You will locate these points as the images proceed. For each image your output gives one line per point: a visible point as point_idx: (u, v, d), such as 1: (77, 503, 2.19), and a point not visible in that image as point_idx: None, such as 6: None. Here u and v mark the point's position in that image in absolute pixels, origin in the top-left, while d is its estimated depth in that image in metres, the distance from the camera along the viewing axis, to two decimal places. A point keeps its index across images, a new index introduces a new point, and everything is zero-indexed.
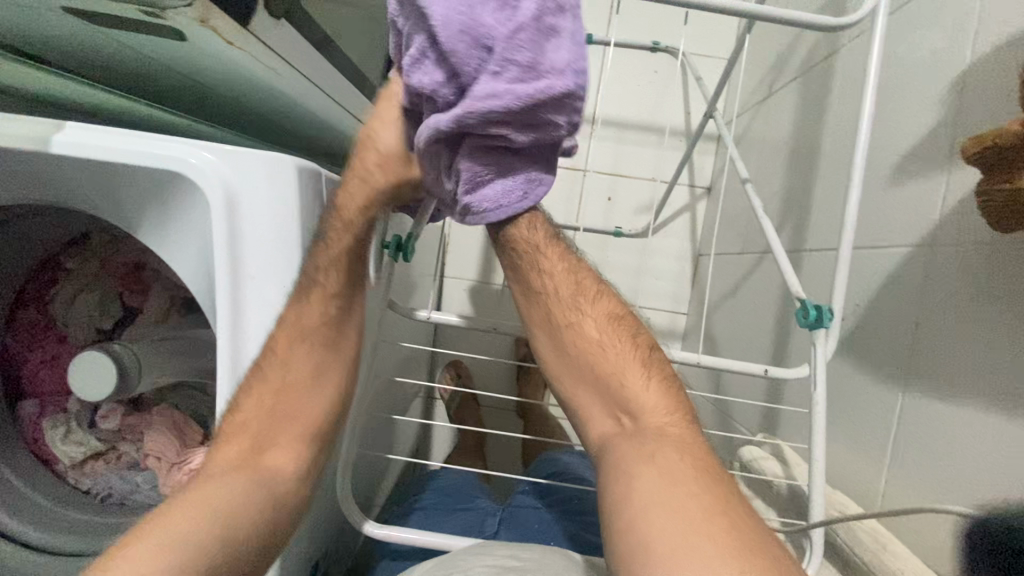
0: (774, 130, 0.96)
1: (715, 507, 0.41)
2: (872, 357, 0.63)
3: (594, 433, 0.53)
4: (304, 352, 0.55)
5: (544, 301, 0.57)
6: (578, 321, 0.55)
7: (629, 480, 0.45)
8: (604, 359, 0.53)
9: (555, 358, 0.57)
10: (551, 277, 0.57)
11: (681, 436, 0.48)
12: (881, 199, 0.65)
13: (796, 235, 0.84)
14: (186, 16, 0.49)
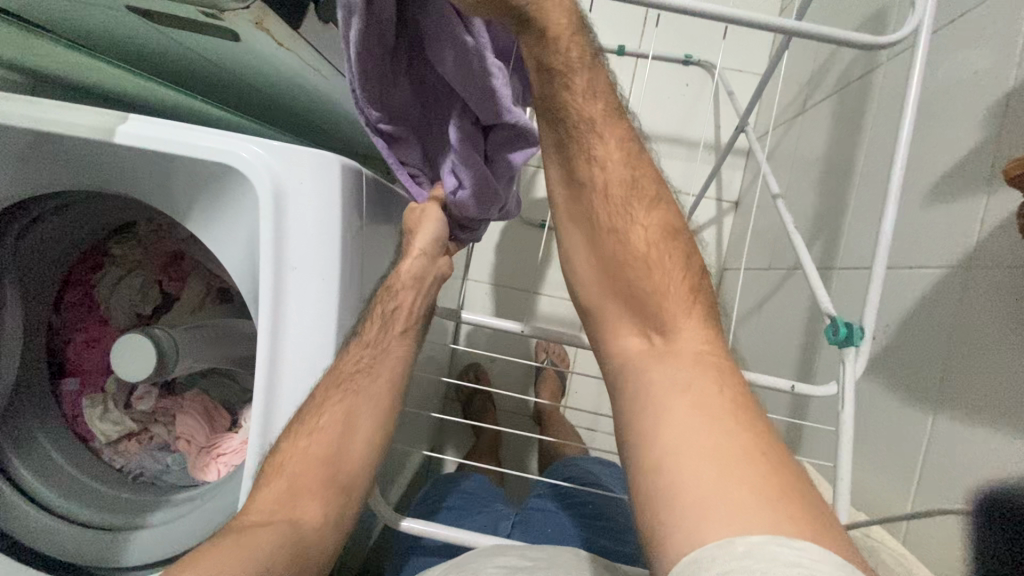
0: (807, 147, 0.96)
1: (753, 448, 0.39)
2: (903, 378, 0.62)
3: (619, 343, 0.53)
4: (339, 397, 0.53)
5: (592, 199, 0.55)
6: (626, 229, 0.54)
7: (661, 405, 0.44)
8: (646, 278, 0.52)
9: (596, 269, 0.55)
10: (605, 168, 0.53)
11: (719, 365, 0.46)
12: (917, 219, 0.64)
13: (827, 253, 0.83)
14: (243, 17, 0.52)
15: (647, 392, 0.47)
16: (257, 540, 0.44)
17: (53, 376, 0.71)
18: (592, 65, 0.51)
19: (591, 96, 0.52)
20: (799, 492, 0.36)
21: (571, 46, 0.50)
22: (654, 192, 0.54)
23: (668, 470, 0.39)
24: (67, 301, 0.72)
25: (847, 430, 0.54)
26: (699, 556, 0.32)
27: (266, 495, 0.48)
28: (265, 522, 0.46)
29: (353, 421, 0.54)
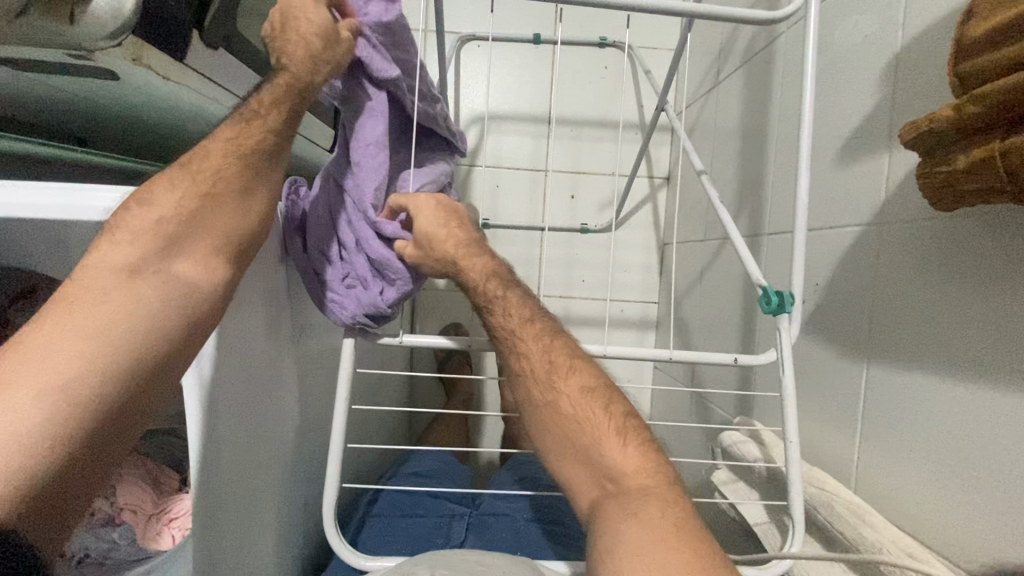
0: (724, 116, 0.98)
1: (695, 564, 0.43)
2: (836, 334, 0.65)
3: (581, 502, 0.52)
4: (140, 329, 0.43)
5: (524, 383, 0.56)
6: (560, 396, 0.53)
7: (616, 538, 0.46)
8: (580, 430, 0.52)
9: (538, 434, 0.55)
10: (528, 359, 0.55)
11: (662, 495, 0.48)
12: (829, 180, 0.67)
13: (753, 220, 0.85)
14: (117, 56, 0.48)
15: (605, 532, 0.47)
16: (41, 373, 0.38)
17: None
18: (507, 290, 0.57)
19: (501, 299, 0.56)
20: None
21: (467, 261, 0.57)
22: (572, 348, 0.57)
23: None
24: None
25: (789, 393, 0.56)
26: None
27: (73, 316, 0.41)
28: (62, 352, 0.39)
29: (129, 337, 0.42)
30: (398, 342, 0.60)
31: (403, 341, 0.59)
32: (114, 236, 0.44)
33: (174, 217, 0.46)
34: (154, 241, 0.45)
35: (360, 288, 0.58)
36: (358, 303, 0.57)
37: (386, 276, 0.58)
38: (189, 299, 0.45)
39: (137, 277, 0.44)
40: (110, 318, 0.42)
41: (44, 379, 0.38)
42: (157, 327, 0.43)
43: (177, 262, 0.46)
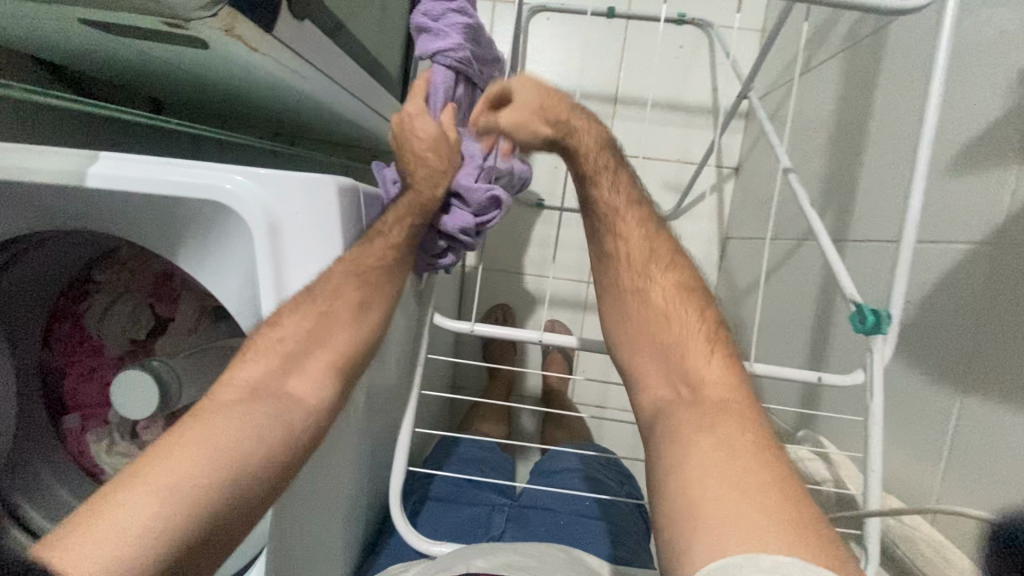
0: (814, 107, 0.91)
1: (770, 482, 0.40)
2: (929, 358, 0.60)
3: (650, 399, 0.54)
4: (263, 422, 0.47)
5: (617, 265, 0.61)
6: (653, 288, 0.57)
7: (686, 445, 0.45)
8: (669, 329, 0.55)
9: (625, 328, 0.59)
10: (625, 241, 0.60)
11: (742, 411, 0.47)
12: (942, 191, 0.61)
13: (838, 223, 0.80)
14: (211, 26, 0.47)
15: (672, 431, 0.48)
16: (181, 464, 0.42)
17: (55, 411, 0.69)
18: (615, 165, 0.60)
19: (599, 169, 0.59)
20: (806, 532, 0.36)
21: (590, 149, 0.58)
22: (671, 256, 0.59)
23: (694, 497, 0.41)
24: (57, 336, 0.69)
25: (877, 420, 0.53)
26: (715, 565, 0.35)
27: (225, 397, 0.48)
28: (200, 445, 0.44)
29: (253, 440, 0.46)
30: (470, 328, 0.59)
31: (475, 328, 0.59)
32: (244, 356, 0.50)
33: (296, 337, 0.51)
34: (277, 358, 0.50)
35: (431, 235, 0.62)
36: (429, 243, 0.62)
37: (448, 221, 0.61)
38: (293, 414, 0.49)
39: (260, 394, 0.49)
40: (230, 427, 0.45)
41: (165, 474, 0.41)
42: (267, 441, 0.47)
43: (290, 380, 0.51)
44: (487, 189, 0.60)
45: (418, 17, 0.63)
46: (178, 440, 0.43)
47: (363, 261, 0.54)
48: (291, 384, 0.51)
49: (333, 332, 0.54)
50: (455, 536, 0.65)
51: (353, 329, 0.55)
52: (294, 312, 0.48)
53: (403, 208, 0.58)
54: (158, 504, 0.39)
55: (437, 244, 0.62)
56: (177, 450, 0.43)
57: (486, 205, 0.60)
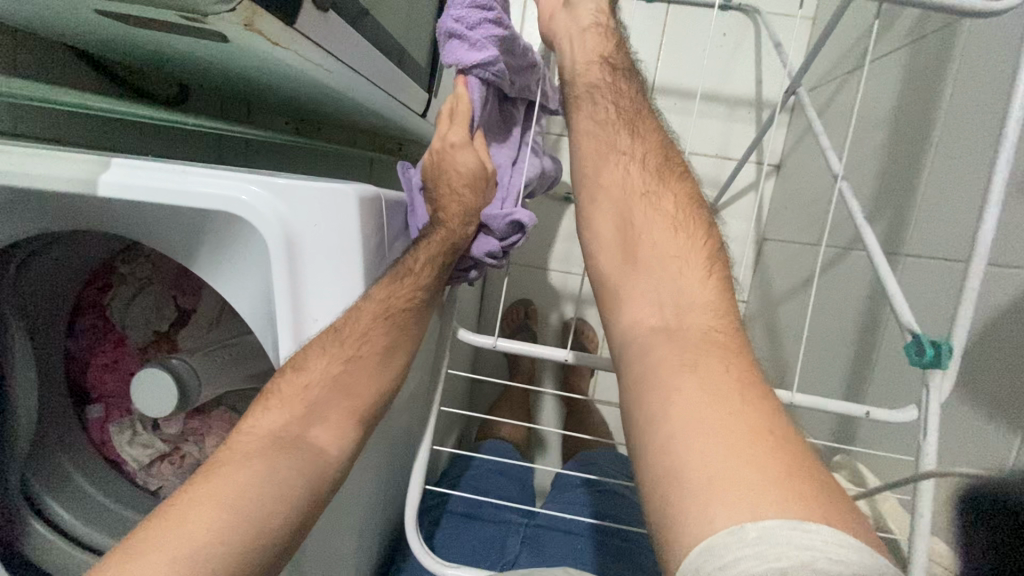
0: (870, 105, 0.84)
1: (759, 424, 0.37)
2: (988, 392, 0.55)
3: (632, 318, 0.49)
4: (282, 476, 0.45)
5: (622, 169, 0.56)
6: (655, 191, 0.54)
7: (667, 382, 0.41)
8: (670, 242, 0.50)
9: (615, 234, 0.54)
10: (636, 145, 0.56)
11: (728, 343, 0.43)
12: (1015, 211, 0.55)
13: (892, 235, 0.74)
14: (230, 21, 0.45)
15: (648, 364, 0.44)
16: (195, 527, 0.40)
17: (79, 401, 0.70)
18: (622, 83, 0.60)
19: (601, 87, 0.60)
20: (801, 477, 0.34)
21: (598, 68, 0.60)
22: (671, 166, 0.56)
23: (681, 450, 0.36)
24: (81, 327, 0.69)
25: (929, 462, 0.49)
26: (710, 544, 0.31)
27: (247, 445, 0.46)
28: (215, 506, 0.42)
29: (270, 499, 0.43)
30: (492, 344, 0.57)
31: (497, 343, 0.57)
32: (268, 401, 0.48)
33: (320, 384, 0.49)
34: (301, 405, 0.48)
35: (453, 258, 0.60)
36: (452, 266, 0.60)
37: (472, 246, 0.59)
38: (315, 467, 0.47)
39: (280, 444, 0.46)
40: (247, 484, 0.43)
41: (184, 541, 0.39)
42: (284, 499, 0.44)
43: (314, 429, 0.48)
44: (510, 215, 0.57)
45: (447, 22, 0.57)
46: (195, 499, 0.42)
47: (393, 303, 0.51)
48: (315, 434, 0.48)
49: (356, 374, 0.50)
50: (472, 561, 0.63)
51: (378, 371, 0.52)
52: (320, 354, 0.47)
53: (430, 251, 0.54)
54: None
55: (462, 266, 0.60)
56: (192, 510, 0.41)
57: (508, 230, 0.58)
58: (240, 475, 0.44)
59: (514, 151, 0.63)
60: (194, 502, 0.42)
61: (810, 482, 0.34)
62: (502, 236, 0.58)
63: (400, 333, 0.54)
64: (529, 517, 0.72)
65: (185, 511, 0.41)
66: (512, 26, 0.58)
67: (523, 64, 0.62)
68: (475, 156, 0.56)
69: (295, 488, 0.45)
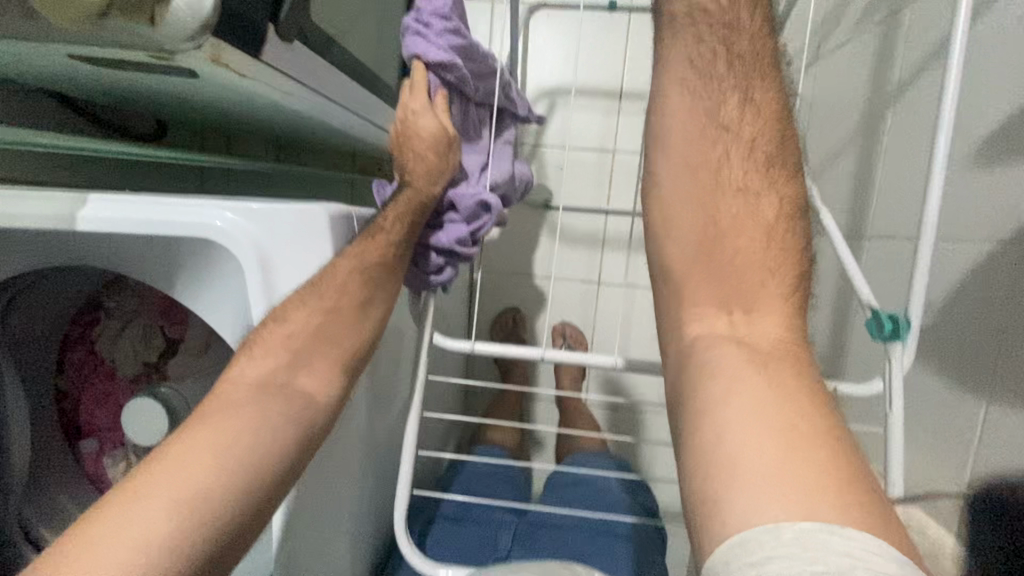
0: (828, 96, 0.87)
1: (829, 444, 0.33)
2: (952, 361, 0.57)
3: (693, 321, 0.44)
4: (274, 417, 0.46)
5: (718, 148, 0.46)
6: (755, 188, 0.45)
7: (731, 383, 0.38)
8: (754, 251, 0.43)
9: (695, 225, 0.45)
10: (747, 125, 0.45)
11: (798, 362, 0.39)
12: (963, 188, 0.58)
13: (853, 220, 0.76)
14: (197, 57, 0.47)
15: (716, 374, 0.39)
16: (194, 466, 0.41)
17: (71, 436, 0.70)
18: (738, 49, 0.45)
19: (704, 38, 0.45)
20: (877, 511, 0.30)
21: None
22: (785, 156, 0.45)
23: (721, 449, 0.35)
24: (71, 362, 0.70)
25: (897, 433, 0.50)
26: (744, 538, 0.30)
27: (236, 390, 0.47)
28: (211, 446, 0.42)
29: (265, 439, 0.45)
30: (470, 349, 0.59)
31: (475, 347, 0.59)
32: (251, 350, 0.47)
33: (303, 332, 0.49)
34: (286, 353, 0.48)
35: (428, 257, 0.60)
36: (427, 265, 0.60)
37: (444, 237, 0.60)
38: (305, 412, 0.48)
39: (268, 391, 0.47)
40: (241, 428, 0.44)
41: (182, 486, 0.40)
42: (279, 439, 0.45)
43: (301, 375, 0.49)
44: (477, 195, 0.60)
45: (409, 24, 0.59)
46: (191, 443, 0.42)
47: (366, 257, 0.52)
48: (303, 381, 0.49)
49: (337, 329, 0.51)
50: (465, 560, 0.65)
51: (358, 326, 0.53)
52: (301, 306, 0.48)
53: (400, 210, 0.55)
54: (172, 509, 0.38)
55: (434, 265, 0.60)
56: (189, 451, 0.42)
57: (476, 212, 0.60)
58: (232, 419, 0.44)
59: (484, 154, 0.65)
60: (191, 444, 0.42)
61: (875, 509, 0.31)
62: (472, 226, 0.60)
63: (378, 295, 0.54)
64: (524, 519, 0.74)
65: (182, 454, 0.42)
66: (471, 36, 0.60)
67: (484, 70, 0.63)
68: (437, 121, 0.57)
69: (289, 427, 0.46)
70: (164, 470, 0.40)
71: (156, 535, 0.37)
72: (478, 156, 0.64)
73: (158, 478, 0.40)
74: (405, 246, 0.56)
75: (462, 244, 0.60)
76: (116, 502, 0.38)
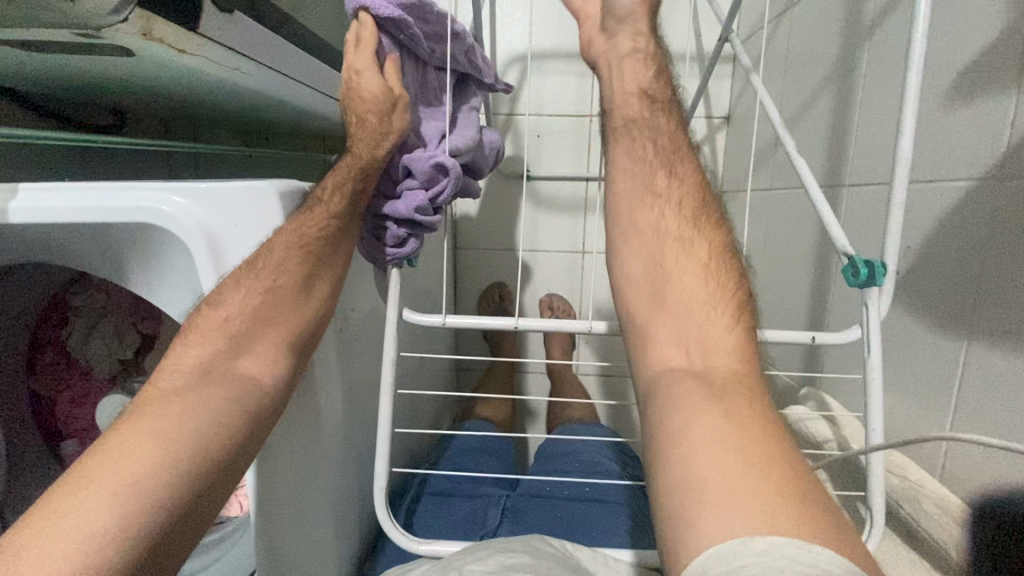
0: (803, 42, 0.84)
1: (775, 455, 0.34)
2: (933, 303, 0.56)
3: (653, 361, 0.44)
4: (214, 400, 0.45)
5: (657, 206, 0.51)
6: (689, 238, 0.48)
7: (690, 410, 0.37)
8: (695, 287, 0.45)
9: (643, 269, 0.49)
10: (674, 187, 0.51)
11: (750, 388, 0.39)
12: (937, 126, 0.56)
13: (831, 169, 0.75)
14: (126, 32, 0.44)
15: (681, 416, 0.37)
16: (133, 454, 0.40)
17: (53, 437, 0.69)
18: (637, 130, 0.55)
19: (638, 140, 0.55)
20: (822, 515, 0.30)
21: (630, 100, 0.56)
22: (708, 212, 0.50)
23: (686, 474, 0.34)
24: (43, 364, 0.69)
25: (875, 378, 0.50)
26: (718, 551, 0.29)
27: (173, 379, 0.46)
28: (149, 433, 0.41)
29: (207, 421, 0.44)
30: (442, 322, 0.58)
31: (447, 321, 0.58)
32: (186, 339, 0.48)
33: (240, 315, 0.49)
34: (222, 339, 0.48)
35: (389, 229, 0.59)
36: (389, 236, 0.59)
37: (401, 206, 0.58)
38: (245, 393, 0.47)
39: (207, 379, 0.46)
40: (180, 413, 0.43)
41: (121, 472, 0.38)
42: (221, 421, 0.44)
43: (242, 360, 0.49)
44: (432, 157, 0.58)
45: None
46: (126, 433, 0.41)
47: (305, 231, 0.52)
48: (243, 365, 0.49)
49: (279, 308, 0.52)
50: (453, 534, 0.64)
51: (301, 304, 0.52)
52: (236, 289, 0.48)
53: (340, 178, 0.55)
54: (111, 495, 0.37)
55: (395, 237, 0.59)
56: (127, 439, 0.41)
57: (432, 176, 0.58)
58: (168, 405, 0.43)
59: (444, 119, 0.62)
60: (129, 433, 0.41)
61: (823, 516, 0.31)
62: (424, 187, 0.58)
63: (321, 271, 0.54)
64: (513, 491, 0.74)
65: (118, 443, 0.40)
66: None
67: (440, 30, 0.60)
68: (381, 81, 0.55)
69: (232, 408, 0.46)
70: (99, 462, 0.39)
71: (95, 523, 0.36)
72: (436, 120, 0.62)
73: (93, 468, 0.38)
74: (348, 215, 0.56)
75: (421, 212, 0.58)
76: (46, 498, 0.37)
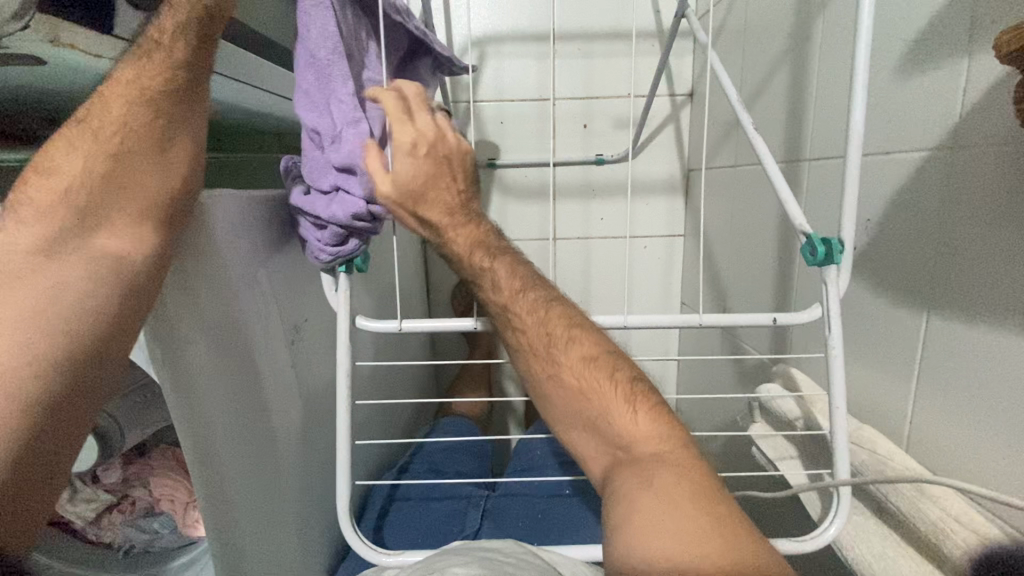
0: (759, 15, 0.82)
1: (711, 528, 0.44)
2: (894, 276, 0.56)
3: (598, 470, 0.55)
4: (68, 278, 0.41)
5: (527, 353, 0.57)
6: (557, 370, 0.56)
7: (628, 503, 0.48)
8: (593, 398, 0.54)
9: (569, 414, 0.56)
10: (525, 329, 0.57)
11: (675, 459, 0.50)
12: (889, 98, 0.56)
13: (791, 144, 0.74)
14: (30, 40, 0.41)
15: (626, 511, 0.47)
16: None
17: None
18: (494, 260, 0.57)
19: (508, 273, 0.57)
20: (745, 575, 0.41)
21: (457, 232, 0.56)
22: (573, 320, 0.56)
23: (641, 549, 0.44)
24: None
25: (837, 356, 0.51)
26: None
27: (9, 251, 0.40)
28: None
29: (55, 302, 0.41)
30: (400, 327, 0.57)
31: (405, 327, 0.56)
32: (18, 215, 0.41)
33: (83, 184, 0.42)
34: (67, 212, 0.41)
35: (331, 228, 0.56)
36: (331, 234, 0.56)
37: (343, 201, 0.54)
38: (115, 271, 0.43)
39: (57, 254, 0.41)
40: (23, 294, 0.40)
41: None
42: (74, 299, 0.42)
43: (99, 233, 0.43)
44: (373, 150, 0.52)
45: None
46: None
47: (139, 85, 0.44)
48: (105, 239, 0.43)
49: (134, 171, 0.44)
50: (428, 538, 0.64)
51: (160, 164, 0.45)
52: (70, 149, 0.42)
53: (179, 18, 0.45)
54: None
55: (336, 237, 0.56)
56: None
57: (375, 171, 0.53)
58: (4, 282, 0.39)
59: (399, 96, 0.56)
60: None
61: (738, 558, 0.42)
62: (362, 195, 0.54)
63: (178, 129, 0.46)
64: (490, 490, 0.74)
65: None
66: None
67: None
68: None
69: (88, 284, 0.42)
70: None
71: None
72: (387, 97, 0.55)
73: None
74: (202, 64, 0.46)
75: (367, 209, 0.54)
76: None
